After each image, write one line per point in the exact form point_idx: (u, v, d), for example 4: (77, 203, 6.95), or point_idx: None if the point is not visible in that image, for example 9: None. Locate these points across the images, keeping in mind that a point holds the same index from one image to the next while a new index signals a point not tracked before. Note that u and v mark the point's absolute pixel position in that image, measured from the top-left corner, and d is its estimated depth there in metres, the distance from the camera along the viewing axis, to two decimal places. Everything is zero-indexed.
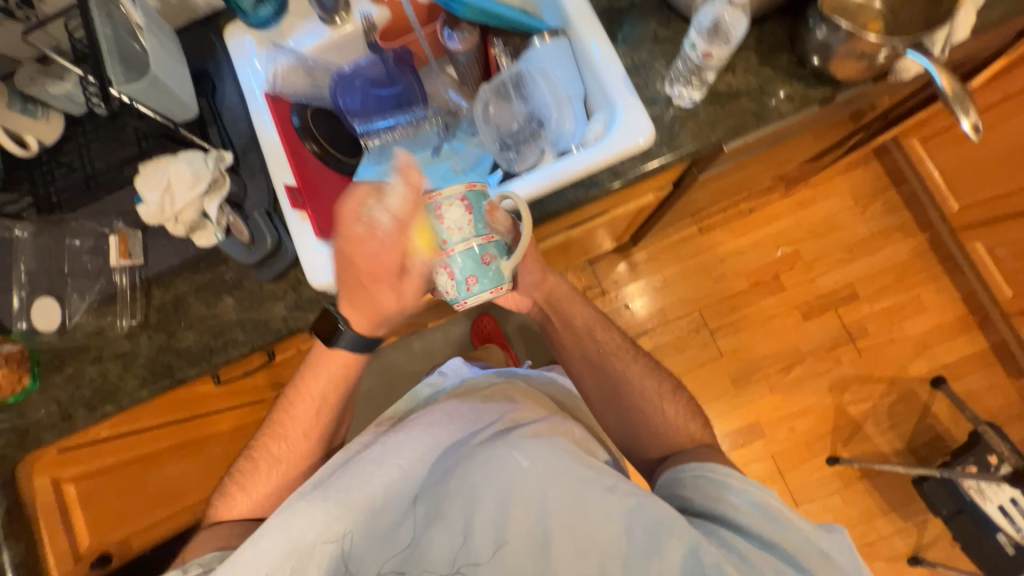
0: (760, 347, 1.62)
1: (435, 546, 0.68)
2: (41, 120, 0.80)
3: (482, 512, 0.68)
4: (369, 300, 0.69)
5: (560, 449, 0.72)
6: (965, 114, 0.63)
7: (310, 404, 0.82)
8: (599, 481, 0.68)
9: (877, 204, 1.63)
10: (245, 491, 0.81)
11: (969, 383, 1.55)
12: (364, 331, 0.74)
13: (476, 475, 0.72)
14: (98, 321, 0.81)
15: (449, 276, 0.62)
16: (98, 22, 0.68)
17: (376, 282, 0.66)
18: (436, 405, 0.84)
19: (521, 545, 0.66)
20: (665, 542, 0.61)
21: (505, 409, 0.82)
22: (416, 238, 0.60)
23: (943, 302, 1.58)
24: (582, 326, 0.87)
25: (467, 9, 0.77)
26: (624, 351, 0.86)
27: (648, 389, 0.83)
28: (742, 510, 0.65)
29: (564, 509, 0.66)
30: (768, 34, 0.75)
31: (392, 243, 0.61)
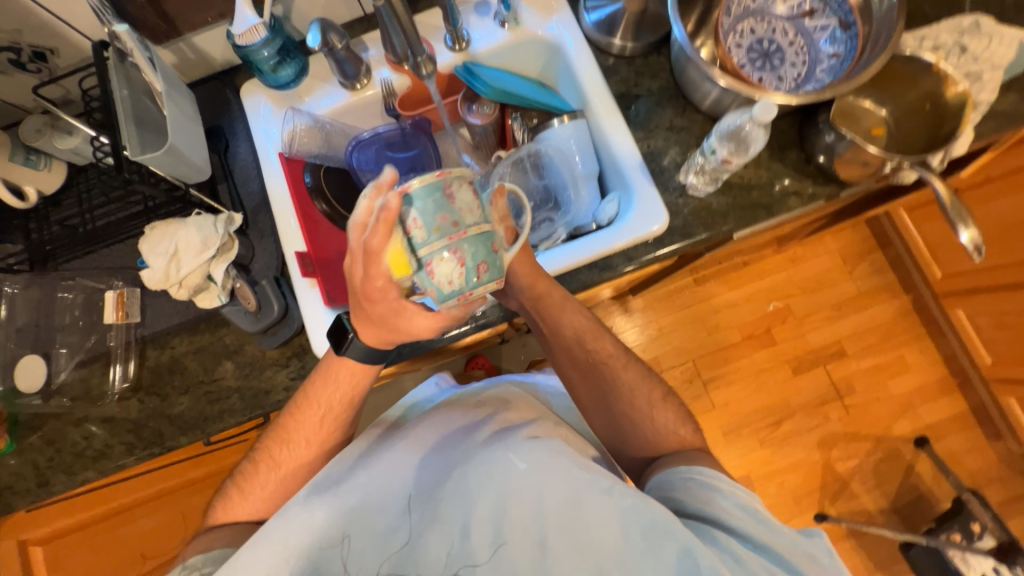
0: (751, 401, 1.63)
1: (426, 548, 0.60)
2: (43, 170, 0.76)
3: (477, 514, 0.61)
4: (374, 318, 0.60)
5: (560, 448, 0.65)
6: (965, 226, 0.64)
7: (314, 416, 0.70)
8: (595, 480, 0.60)
9: (865, 264, 1.68)
10: (240, 499, 0.70)
11: (950, 444, 1.58)
12: (376, 343, 0.65)
13: (472, 475, 0.64)
14: (85, 382, 0.78)
15: (458, 264, 0.52)
16: (115, 85, 0.66)
17: (371, 301, 0.58)
18: (434, 410, 0.78)
19: (519, 546, 0.59)
20: (661, 544, 0.54)
21: (498, 408, 0.77)
22: (389, 263, 0.53)
23: (927, 363, 1.62)
24: (571, 336, 0.75)
25: (489, 89, 0.82)
26: (618, 361, 0.74)
27: (638, 396, 0.72)
28: (733, 511, 0.58)
29: (562, 509, 0.59)
30: (779, 130, 0.78)
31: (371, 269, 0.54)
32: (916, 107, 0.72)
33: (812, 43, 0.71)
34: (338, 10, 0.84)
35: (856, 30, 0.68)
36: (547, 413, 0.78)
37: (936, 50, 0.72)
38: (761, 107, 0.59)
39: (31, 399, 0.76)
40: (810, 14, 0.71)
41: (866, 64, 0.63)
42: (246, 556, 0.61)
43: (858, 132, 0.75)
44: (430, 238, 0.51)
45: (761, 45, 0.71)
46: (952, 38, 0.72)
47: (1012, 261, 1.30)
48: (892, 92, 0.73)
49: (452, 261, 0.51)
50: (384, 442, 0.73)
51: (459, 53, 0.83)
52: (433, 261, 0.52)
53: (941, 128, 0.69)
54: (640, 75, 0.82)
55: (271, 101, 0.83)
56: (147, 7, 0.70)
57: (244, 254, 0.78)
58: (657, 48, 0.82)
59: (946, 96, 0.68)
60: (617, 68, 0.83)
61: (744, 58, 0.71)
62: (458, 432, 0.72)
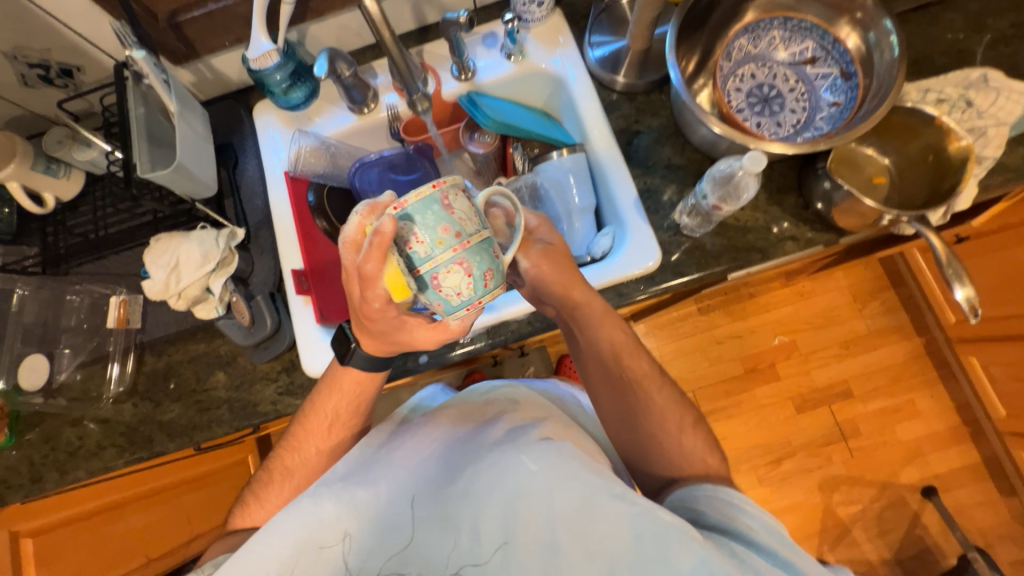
0: (750, 437, 1.55)
1: (431, 546, 0.57)
2: (63, 179, 0.79)
3: (485, 514, 0.58)
4: (376, 331, 0.59)
5: (572, 453, 0.61)
6: (961, 283, 0.64)
7: (322, 426, 0.67)
8: (607, 485, 0.56)
9: (877, 302, 1.59)
10: (257, 508, 0.67)
11: (959, 497, 1.49)
12: (377, 352, 0.62)
13: (482, 475, 0.61)
14: (84, 384, 0.80)
15: (465, 274, 0.50)
16: (132, 104, 0.70)
17: (373, 320, 0.56)
18: (445, 407, 0.74)
19: (527, 550, 0.55)
20: (673, 552, 0.49)
21: (507, 408, 0.72)
22: (390, 283, 0.51)
23: (938, 409, 1.54)
24: (608, 349, 0.69)
25: (489, 120, 0.84)
26: (652, 381, 0.68)
27: (669, 420, 0.66)
28: (760, 532, 0.53)
29: (572, 514, 0.55)
30: (778, 174, 0.77)
31: (370, 290, 0.52)
32: (920, 159, 0.71)
33: (813, 90, 0.74)
34: (350, 38, 0.87)
35: (856, 80, 0.71)
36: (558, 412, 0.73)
37: (939, 104, 0.72)
38: (751, 159, 0.60)
39: (31, 397, 0.79)
40: (811, 61, 0.74)
41: (867, 114, 0.64)
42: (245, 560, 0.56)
43: (857, 179, 0.75)
44: (432, 254, 0.49)
45: (761, 90, 0.75)
46: (956, 92, 0.72)
47: None
48: (896, 142, 0.73)
49: (458, 273, 0.50)
50: (390, 439, 0.69)
51: (465, 82, 0.85)
52: (439, 275, 0.50)
53: (943, 182, 0.68)
54: (641, 112, 0.83)
55: (281, 122, 0.86)
56: (169, 32, 0.74)
57: (244, 268, 0.81)
58: (660, 86, 0.83)
59: (950, 150, 0.66)
60: (618, 104, 0.84)
61: (743, 102, 0.74)
62: (468, 433, 0.69)
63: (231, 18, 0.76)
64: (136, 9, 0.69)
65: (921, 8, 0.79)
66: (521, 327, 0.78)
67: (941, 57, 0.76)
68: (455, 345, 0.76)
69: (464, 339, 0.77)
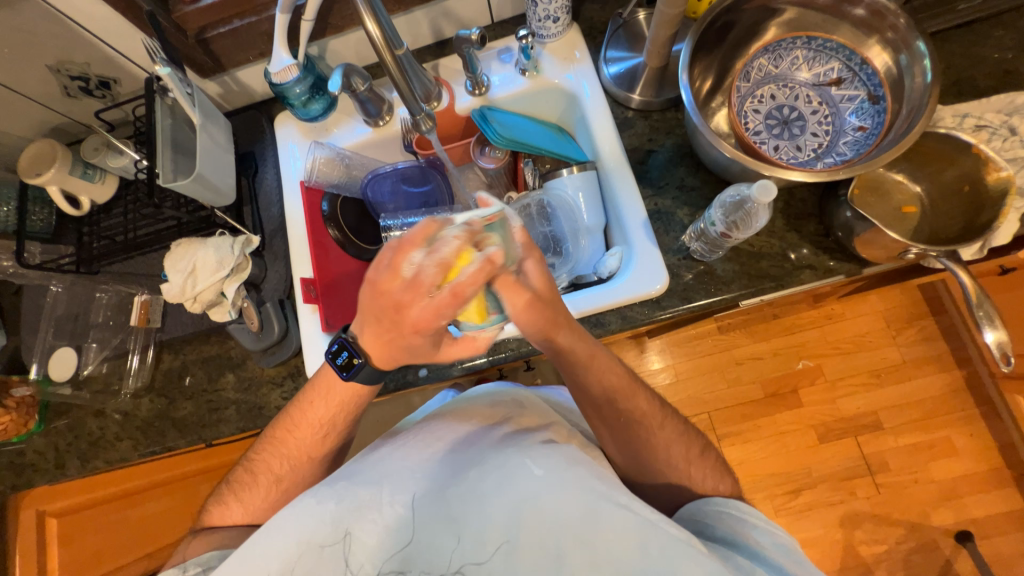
0: (767, 465, 1.45)
1: (433, 547, 0.53)
2: (98, 183, 0.84)
3: (489, 520, 0.53)
4: (395, 343, 0.54)
5: (576, 457, 0.58)
6: (991, 326, 0.60)
7: (314, 433, 0.66)
8: (611, 492, 0.52)
9: (912, 331, 1.46)
10: (237, 505, 0.66)
11: (998, 545, 1.34)
12: (382, 363, 0.58)
13: (486, 478, 0.55)
14: (107, 377, 0.84)
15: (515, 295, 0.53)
16: (159, 114, 0.74)
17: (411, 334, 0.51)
18: (449, 406, 0.69)
19: (530, 557, 0.51)
20: (681, 563, 0.47)
21: (511, 410, 0.67)
22: (470, 309, 0.49)
23: (976, 448, 1.40)
24: (600, 396, 0.62)
25: (498, 136, 0.83)
26: (654, 422, 0.63)
27: (673, 466, 0.62)
28: (768, 548, 0.53)
29: (578, 521, 0.51)
30: (798, 199, 0.74)
31: (437, 308, 0.48)
32: (954, 188, 0.67)
33: (837, 113, 0.72)
34: (367, 52, 0.89)
35: (884, 104, 0.68)
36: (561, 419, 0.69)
37: (978, 130, 0.69)
38: (761, 188, 0.59)
39: (60, 387, 0.84)
40: (836, 82, 0.72)
41: (896, 140, 0.60)
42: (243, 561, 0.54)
43: (886, 207, 0.71)
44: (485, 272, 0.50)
45: (781, 111, 0.74)
46: (998, 117, 0.68)
47: None
48: (927, 169, 0.69)
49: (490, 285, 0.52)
50: (390, 438, 0.65)
51: (478, 97, 0.86)
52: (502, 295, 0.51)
53: (979, 216, 0.64)
54: (655, 130, 0.81)
55: (299, 132, 0.89)
56: (197, 47, 0.77)
57: (257, 274, 0.83)
58: (676, 104, 0.81)
59: (988, 181, 0.63)
60: (633, 122, 0.82)
61: (761, 124, 0.73)
62: (471, 430, 0.63)
63: (254, 34, 0.79)
64: (166, 26, 0.73)
65: (965, 25, 0.73)
66: (520, 345, 0.76)
67: (984, 79, 0.71)
68: (457, 362, 0.75)
69: (465, 355, 0.77)
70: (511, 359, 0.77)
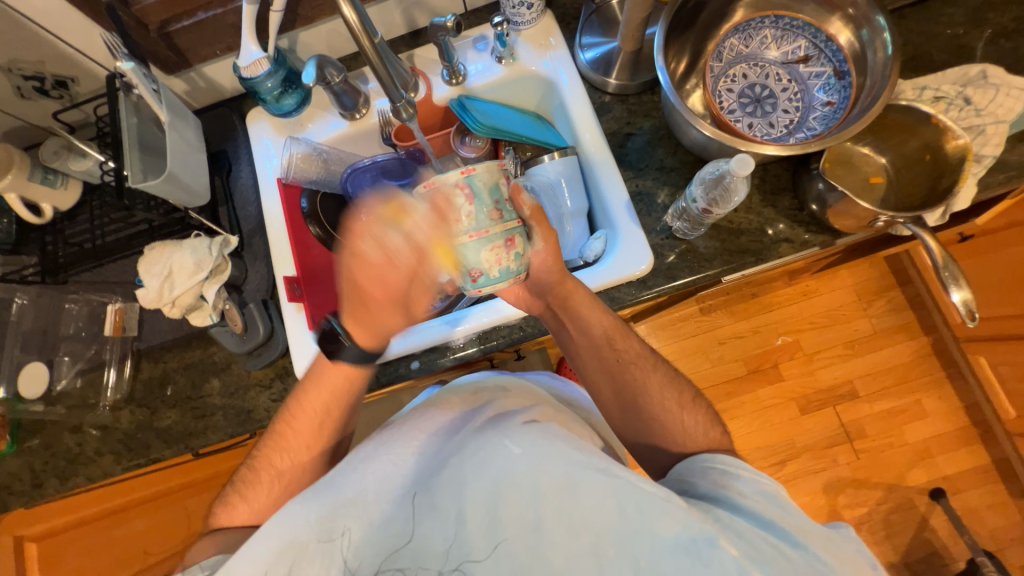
0: (754, 439, 1.49)
1: (422, 543, 0.51)
2: (60, 189, 0.80)
3: (469, 501, 0.52)
4: (369, 320, 0.63)
5: (556, 432, 0.57)
6: (957, 286, 0.63)
7: (304, 411, 0.66)
8: (589, 459, 0.52)
9: (882, 301, 1.53)
10: (241, 505, 0.64)
11: (968, 499, 1.42)
12: (371, 343, 0.65)
13: (466, 463, 0.55)
14: (82, 391, 0.81)
15: (510, 248, 0.55)
16: (124, 113, 0.71)
17: (383, 302, 0.62)
18: (432, 397, 0.70)
19: (514, 534, 0.50)
20: (657, 520, 0.47)
21: (494, 394, 0.68)
22: (440, 253, 0.55)
23: (945, 410, 1.47)
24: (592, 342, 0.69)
25: (478, 124, 0.83)
26: (647, 362, 0.68)
27: (665, 436, 0.64)
28: (749, 496, 0.52)
29: (557, 490, 0.50)
30: (772, 175, 0.76)
31: (407, 262, 0.59)
32: (916, 158, 0.70)
33: (806, 89, 0.75)
34: (340, 45, 0.87)
35: (850, 79, 0.71)
36: (548, 400, 0.69)
37: (937, 100, 0.72)
38: (739, 162, 0.61)
39: (32, 404, 0.80)
40: (804, 60, 0.75)
41: (861, 112, 0.63)
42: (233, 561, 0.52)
43: (854, 179, 0.74)
44: (483, 221, 0.53)
45: (753, 90, 0.76)
46: (953, 89, 0.72)
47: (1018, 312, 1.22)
48: (892, 141, 0.72)
49: (460, 198, 0.52)
50: (373, 436, 0.64)
51: (455, 87, 0.85)
52: (512, 238, 0.55)
53: (940, 182, 0.67)
54: (633, 114, 0.82)
55: (273, 128, 0.86)
56: (160, 42, 0.74)
57: (237, 275, 0.81)
58: (652, 87, 0.82)
59: (948, 149, 0.66)
60: (610, 106, 0.83)
61: (734, 103, 0.75)
62: (454, 420, 0.63)
63: (221, 27, 0.76)
64: (126, 20, 0.70)
65: (919, 2, 0.77)
66: (511, 332, 0.77)
67: (939, 53, 0.75)
68: (447, 352, 0.75)
69: (457, 344, 0.76)
70: (503, 346, 0.78)
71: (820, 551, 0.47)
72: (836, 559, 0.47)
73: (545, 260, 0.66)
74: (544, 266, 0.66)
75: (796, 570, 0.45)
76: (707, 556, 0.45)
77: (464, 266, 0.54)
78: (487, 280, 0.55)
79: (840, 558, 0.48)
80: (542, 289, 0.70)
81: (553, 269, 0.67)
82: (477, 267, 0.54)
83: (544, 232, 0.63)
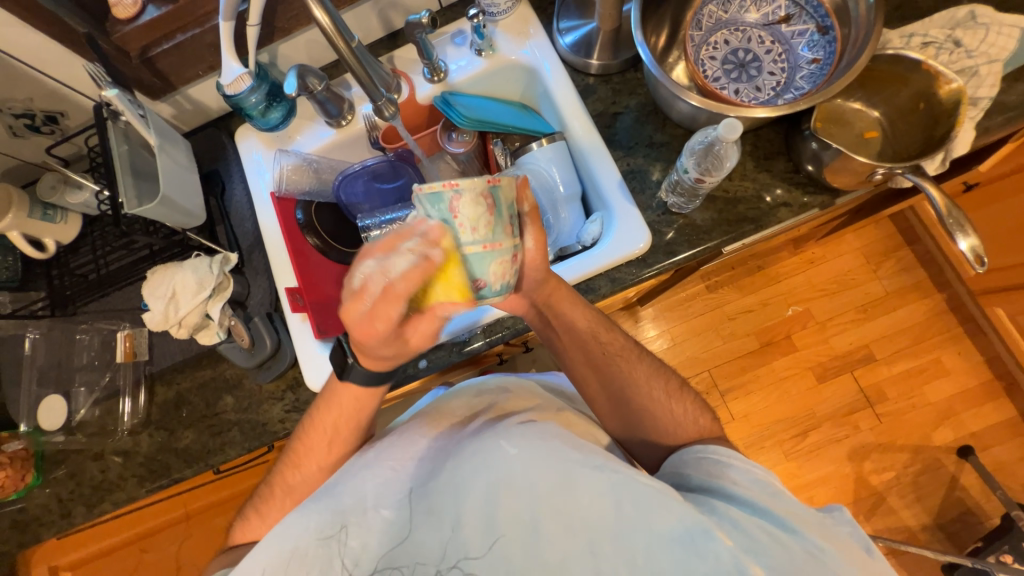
0: (772, 412, 1.47)
1: (421, 545, 0.51)
2: (60, 223, 0.81)
3: (466, 504, 0.51)
4: (372, 355, 0.56)
5: (554, 432, 0.56)
6: (964, 233, 0.61)
7: (313, 422, 0.66)
8: (586, 457, 0.51)
9: (891, 262, 1.50)
10: (257, 520, 0.65)
11: (998, 455, 1.40)
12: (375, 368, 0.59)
13: (462, 465, 0.54)
14: (100, 419, 0.82)
15: (513, 262, 0.52)
16: (115, 141, 0.72)
17: (378, 346, 0.53)
18: (436, 402, 0.68)
19: (511, 535, 0.49)
20: (653, 513, 0.46)
21: (496, 397, 0.66)
22: (453, 283, 0.49)
23: (967, 366, 1.44)
24: (589, 327, 0.68)
25: (464, 119, 0.84)
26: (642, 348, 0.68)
27: (676, 411, 0.64)
28: (743, 485, 0.52)
29: (553, 489, 0.50)
30: (764, 139, 0.75)
31: (389, 309, 0.49)
32: (910, 108, 0.70)
33: (790, 49, 0.74)
34: (320, 54, 0.88)
35: (834, 33, 0.70)
36: (551, 399, 0.68)
37: (925, 47, 0.71)
38: (727, 127, 0.60)
39: (53, 436, 0.81)
40: (785, 20, 0.74)
41: (847, 67, 0.62)
42: (239, 569, 0.53)
43: (848, 136, 0.73)
44: (499, 232, 0.50)
45: (736, 55, 0.75)
46: (942, 33, 0.71)
47: None
48: (882, 93, 0.71)
49: (482, 207, 0.48)
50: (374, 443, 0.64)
51: (438, 84, 0.85)
52: (516, 253, 0.52)
53: (937, 129, 0.66)
54: (617, 93, 0.81)
55: (262, 143, 0.87)
56: (143, 68, 0.75)
57: (240, 291, 0.82)
58: (635, 64, 0.82)
59: (940, 95, 0.65)
60: (595, 88, 0.82)
61: (718, 70, 0.75)
62: (451, 425, 0.63)
63: (200, 47, 0.76)
64: (108, 50, 0.70)
65: None
66: (515, 323, 0.76)
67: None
68: (454, 348, 0.75)
69: (462, 340, 0.76)
70: (508, 338, 0.77)
71: (817, 536, 0.47)
72: (833, 544, 0.47)
73: (534, 262, 0.62)
74: (532, 268, 0.63)
75: (793, 559, 0.45)
76: (704, 550, 0.44)
77: (467, 277, 0.50)
78: (489, 291, 0.52)
79: (836, 541, 0.47)
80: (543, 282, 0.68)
81: (539, 270, 0.63)
82: (482, 279, 0.50)
83: (535, 231, 0.61)
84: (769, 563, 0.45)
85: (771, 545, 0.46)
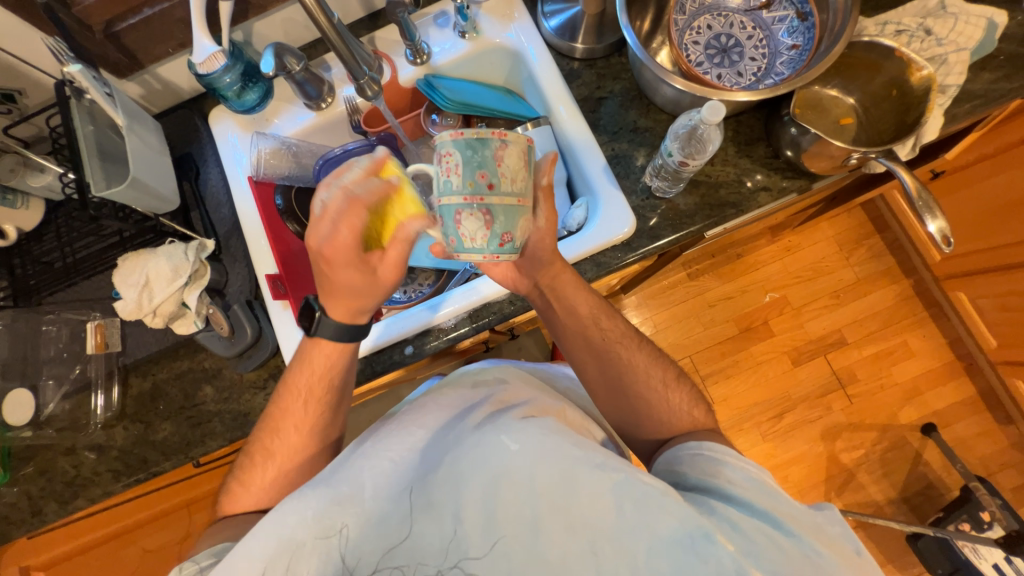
0: (751, 395, 1.52)
1: (420, 544, 0.51)
2: (21, 208, 0.78)
3: (467, 501, 0.51)
4: (340, 285, 0.61)
5: (555, 427, 0.56)
6: (932, 217, 0.64)
7: (297, 404, 0.65)
8: (587, 456, 0.51)
9: (862, 250, 1.56)
10: (240, 492, 0.64)
11: (958, 431, 1.48)
12: (347, 316, 0.64)
13: (464, 460, 0.54)
14: (71, 413, 0.79)
15: (529, 222, 0.53)
16: (78, 121, 0.68)
17: (347, 268, 0.59)
18: (432, 390, 0.68)
19: (512, 533, 0.49)
20: (656, 517, 0.47)
21: (494, 389, 0.66)
22: (401, 194, 0.53)
23: (931, 347, 1.51)
24: (576, 312, 0.69)
25: (448, 101, 0.83)
26: (627, 337, 0.69)
27: (662, 392, 0.65)
28: (739, 484, 0.52)
29: (554, 488, 0.50)
30: (745, 125, 0.77)
31: (348, 222, 0.55)
32: (883, 95, 0.72)
33: (770, 35, 0.75)
34: (298, 33, 0.85)
35: (813, 19, 0.71)
36: (548, 390, 0.68)
37: (898, 34, 0.73)
38: (710, 110, 0.61)
39: (21, 431, 0.77)
40: (766, 6, 0.75)
41: (824, 53, 0.63)
42: (232, 558, 0.52)
43: (825, 122, 0.75)
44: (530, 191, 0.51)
45: (718, 40, 0.76)
46: (914, 21, 0.73)
47: (996, 244, 1.24)
48: (857, 81, 0.73)
49: (522, 160, 0.49)
50: (371, 432, 0.63)
51: (421, 66, 0.83)
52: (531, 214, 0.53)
53: (908, 116, 0.69)
54: (602, 78, 0.81)
55: (238, 126, 0.84)
56: (108, 43, 0.71)
57: (217, 279, 0.80)
58: (619, 49, 0.82)
59: (912, 82, 0.67)
60: (579, 72, 0.82)
61: (701, 55, 0.75)
62: (450, 416, 0.62)
63: (170, 22, 0.73)
64: (69, 22, 0.66)
65: None
66: (502, 307, 0.76)
67: None
68: (440, 332, 0.75)
69: (449, 325, 0.76)
70: (494, 323, 0.77)
71: (811, 537, 0.48)
72: (828, 548, 0.48)
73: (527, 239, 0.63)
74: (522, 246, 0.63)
75: (788, 559, 0.46)
76: (704, 553, 0.45)
77: (496, 228, 0.49)
78: (512, 248, 0.51)
79: (830, 546, 0.48)
80: (537, 269, 0.67)
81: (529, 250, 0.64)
82: (508, 232, 0.50)
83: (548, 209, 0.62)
84: (766, 564, 0.46)
85: (768, 546, 0.46)
